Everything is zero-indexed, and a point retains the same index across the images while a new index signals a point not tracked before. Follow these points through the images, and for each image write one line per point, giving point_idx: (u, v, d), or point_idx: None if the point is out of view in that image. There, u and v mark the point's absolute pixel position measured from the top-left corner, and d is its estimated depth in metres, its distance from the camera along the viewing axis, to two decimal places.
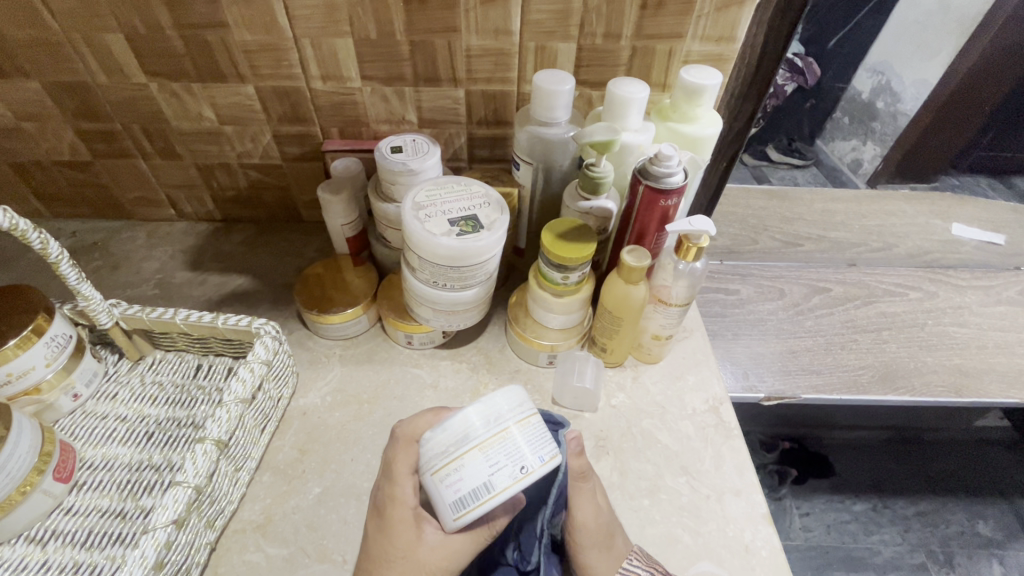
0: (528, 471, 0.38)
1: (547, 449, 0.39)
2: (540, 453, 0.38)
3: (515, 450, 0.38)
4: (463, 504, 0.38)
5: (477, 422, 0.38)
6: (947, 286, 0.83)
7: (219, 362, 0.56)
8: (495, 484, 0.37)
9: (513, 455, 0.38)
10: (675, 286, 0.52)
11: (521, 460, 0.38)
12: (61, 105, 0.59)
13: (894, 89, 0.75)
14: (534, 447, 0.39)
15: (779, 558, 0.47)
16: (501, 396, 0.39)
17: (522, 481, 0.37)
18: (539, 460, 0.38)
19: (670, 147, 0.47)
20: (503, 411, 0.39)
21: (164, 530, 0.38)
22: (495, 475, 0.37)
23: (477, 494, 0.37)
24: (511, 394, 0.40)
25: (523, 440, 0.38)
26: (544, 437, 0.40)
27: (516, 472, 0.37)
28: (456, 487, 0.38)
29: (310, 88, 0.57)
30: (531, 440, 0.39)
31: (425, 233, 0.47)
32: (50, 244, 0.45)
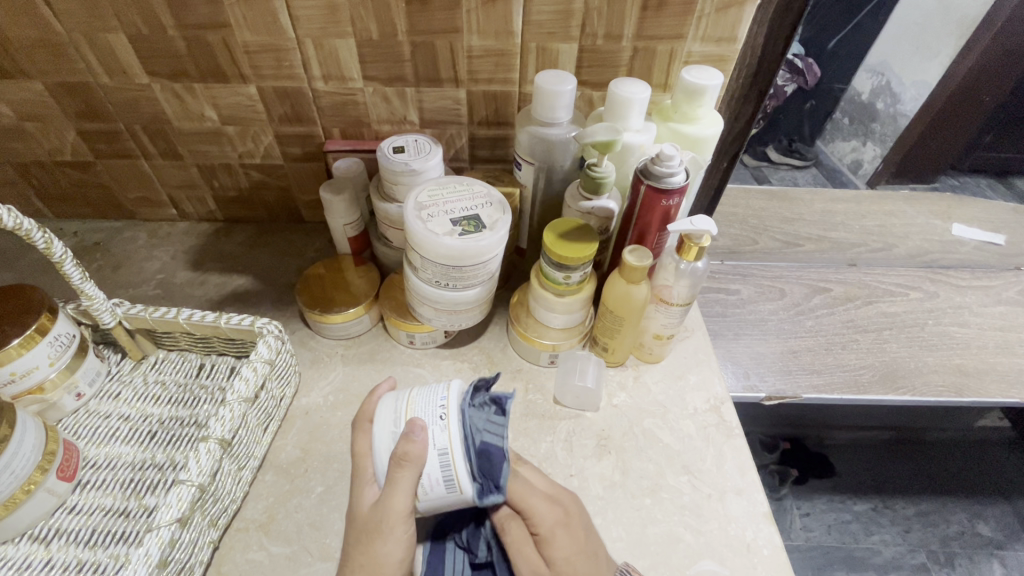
0: (445, 404, 0.41)
1: (443, 385, 0.43)
2: (437, 394, 0.42)
3: (425, 403, 0.42)
4: (450, 478, 0.40)
5: (381, 436, 0.41)
6: (947, 286, 0.83)
7: (222, 361, 0.56)
8: (440, 444, 0.40)
9: (425, 417, 0.41)
10: (676, 286, 0.52)
11: (434, 412, 0.41)
12: (64, 105, 0.59)
13: (895, 90, 0.75)
14: (431, 396, 0.42)
15: (781, 557, 0.47)
16: (381, 411, 0.43)
17: (449, 420, 0.40)
18: (444, 393, 0.42)
19: (672, 147, 0.47)
20: (391, 411, 0.42)
21: (168, 528, 0.38)
22: (432, 441, 0.40)
23: (443, 464, 0.39)
24: (385, 400, 0.44)
25: (421, 400, 0.42)
26: (433, 386, 0.44)
27: (440, 424, 0.40)
28: (431, 480, 0.39)
29: (312, 88, 0.57)
30: (425, 394, 0.42)
31: (427, 233, 0.47)
32: (54, 243, 0.45)
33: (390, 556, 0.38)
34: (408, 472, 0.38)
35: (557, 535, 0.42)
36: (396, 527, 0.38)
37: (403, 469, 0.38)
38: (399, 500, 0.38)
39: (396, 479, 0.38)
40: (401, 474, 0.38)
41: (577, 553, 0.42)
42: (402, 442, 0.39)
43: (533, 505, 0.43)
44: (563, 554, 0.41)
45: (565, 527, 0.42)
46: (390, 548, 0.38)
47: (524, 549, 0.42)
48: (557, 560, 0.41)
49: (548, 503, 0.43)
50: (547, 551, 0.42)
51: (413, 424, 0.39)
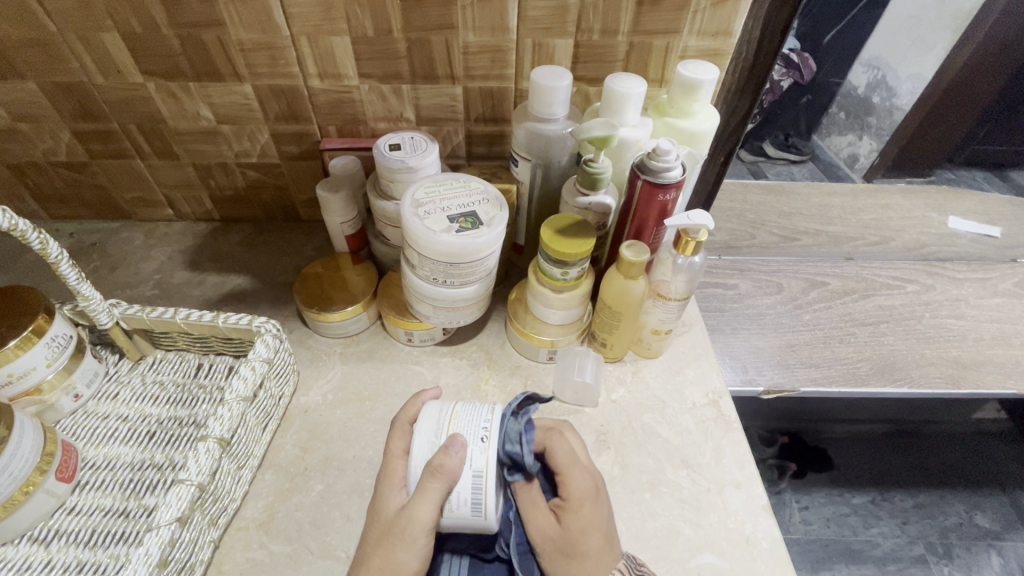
0: (488, 432, 0.42)
1: (488, 410, 0.43)
2: (482, 416, 0.43)
3: (468, 425, 0.42)
4: (478, 501, 0.40)
5: (422, 447, 0.42)
6: (943, 279, 0.83)
7: (220, 360, 0.56)
8: (477, 466, 0.40)
9: (466, 435, 0.41)
10: (674, 280, 0.52)
11: (476, 432, 0.41)
12: (58, 106, 0.59)
13: (890, 84, 0.75)
14: (476, 417, 0.43)
15: (780, 550, 0.47)
16: (423, 419, 0.43)
17: (490, 443, 0.41)
18: (488, 419, 0.43)
19: (668, 142, 0.47)
20: (434, 421, 0.43)
21: (168, 527, 0.38)
22: (469, 460, 0.40)
23: (476, 486, 0.40)
24: (429, 408, 0.45)
25: (465, 417, 0.43)
26: (477, 406, 0.44)
27: (480, 445, 0.41)
28: (459, 498, 0.40)
29: (308, 86, 0.57)
30: (469, 413, 0.43)
31: (425, 230, 0.47)
32: (50, 244, 0.45)
33: (405, 564, 0.38)
34: (440, 484, 0.39)
35: (584, 506, 0.42)
36: (417, 538, 0.38)
37: (435, 479, 0.39)
38: (424, 511, 0.38)
39: (427, 488, 0.39)
40: (433, 486, 0.38)
41: (594, 526, 0.41)
42: (439, 454, 0.39)
43: (569, 473, 0.43)
44: (579, 525, 0.41)
45: (593, 501, 0.42)
46: (406, 557, 0.38)
47: (537, 510, 0.43)
48: (571, 527, 0.41)
49: (586, 476, 0.43)
50: (565, 516, 0.42)
51: (453, 439, 0.40)
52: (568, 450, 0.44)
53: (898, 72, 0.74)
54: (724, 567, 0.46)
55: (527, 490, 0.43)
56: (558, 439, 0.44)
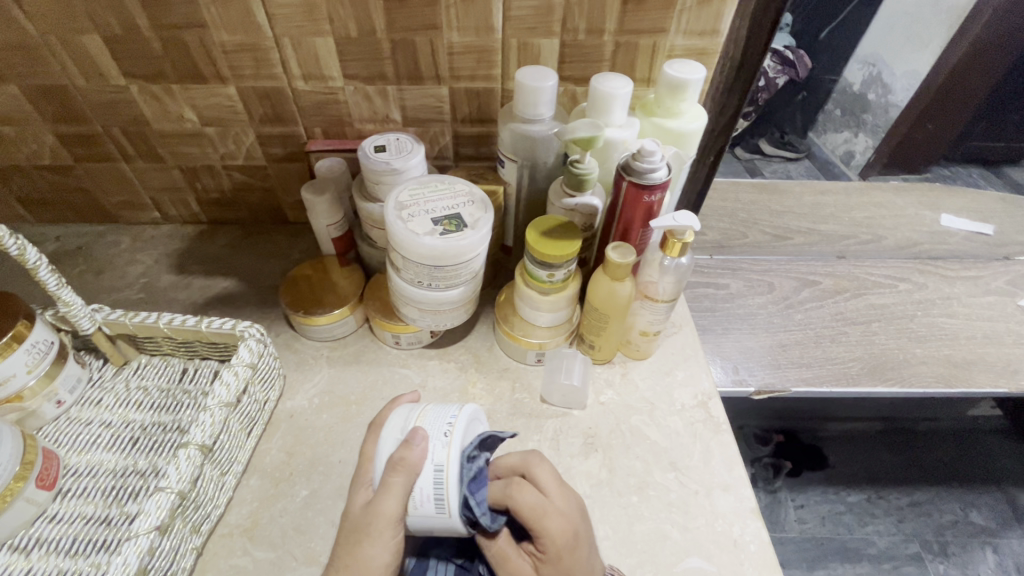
0: (452, 429, 0.41)
1: (454, 408, 0.43)
2: (448, 412, 0.43)
3: (432, 422, 0.42)
4: (440, 497, 0.39)
5: (387, 443, 0.41)
6: (936, 277, 0.83)
7: (205, 365, 0.56)
8: (438, 460, 0.39)
9: (430, 430, 0.41)
10: (662, 282, 0.52)
11: (440, 427, 0.41)
12: (40, 109, 0.59)
13: (885, 81, 0.75)
14: (442, 412, 0.43)
15: (767, 553, 0.47)
16: (390, 419, 0.43)
17: (452, 438, 0.40)
18: (452, 416, 0.42)
19: (653, 143, 0.46)
20: (402, 418, 0.43)
21: (147, 536, 0.38)
22: (429, 455, 0.40)
23: (437, 482, 0.39)
24: (400, 407, 0.45)
25: (432, 414, 0.42)
26: (446, 403, 0.44)
27: (442, 440, 0.40)
28: (421, 495, 0.39)
29: (292, 88, 0.57)
30: (437, 410, 0.43)
31: (407, 233, 0.47)
32: (28, 250, 0.45)
33: (375, 559, 0.37)
34: (400, 478, 0.38)
35: (563, 555, 0.39)
36: (383, 531, 0.38)
37: (397, 474, 0.38)
38: (388, 505, 0.38)
39: (388, 483, 0.38)
40: (394, 480, 0.38)
41: (574, 574, 0.39)
42: (401, 448, 0.39)
43: (542, 526, 0.39)
44: (559, 573, 0.39)
45: (573, 549, 0.39)
46: (375, 552, 0.37)
47: (513, 561, 0.41)
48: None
49: (561, 524, 0.39)
50: (542, 568, 0.40)
51: (414, 432, 0.40)
52: (536, 499, 0.40)
53: (893, 69, 0.74)
54: (712, 570, 0.46)
55: (499, 544, 0.41)
56: (523, 492, 0.40)
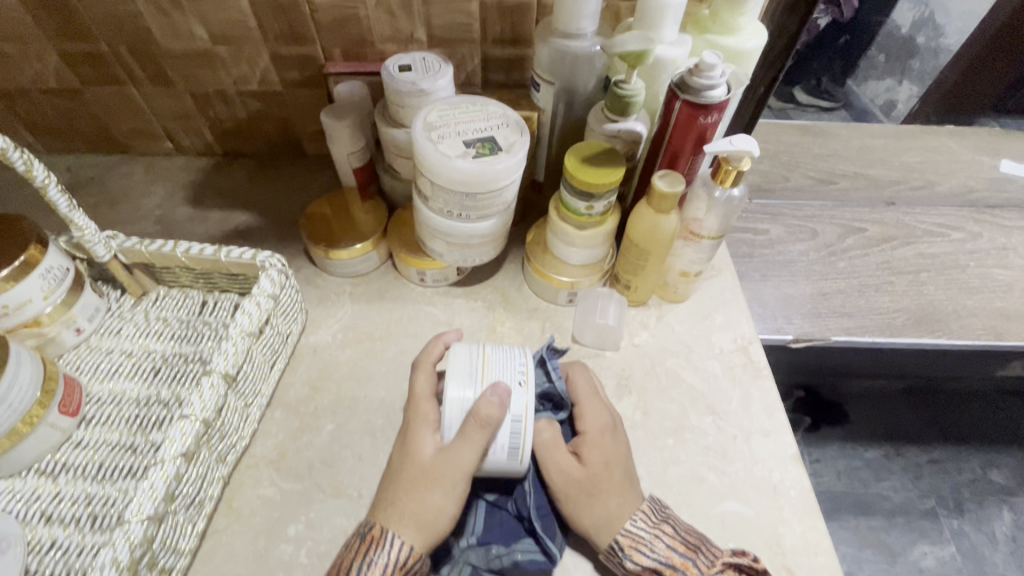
0: (527, 380, 0.40)
1: (520, 354, 0.42)
2: (515, 359, 0.41)
3: (504, 368, 0.40)
4: (515, 447, 0.39)
5: (456, 392, 0.39)
6: (991, 227, 0.77)
7: (225, 298, 0.54)
8: (517, 411, 0.39)
9: (505, 380, 0.39)
10: (708, 217, 0.48)
11: (514, 377, 0.40)
12: (40, 24, 0.55)
13: (939, 22, 0.67)
14: (510, 360, 0.41)
15: (808, 499, 0.45)
16: (453, 362, 0.41)
17: (530, 387, 0.39)
18: (522, 364, 0.41)
19: (714, 56, 0.41)
20: (466, 364, 0.40)
21: (172, 462, 0.37)
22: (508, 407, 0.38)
23: (515, 432, 0.38)
24: (457, 349, 0.42)
25: (499, 360, 0.41)
26: (507, 349, 0.42)
27: (520, 391, 0.39)
28: (496, 444, 0.38)
29: (309, 0, 0.52)
30: (503, 356, 0.41)
31: (439, 155, 0.43)
32: (36, 167, 0.42)
33: (444, 510, 0.37)
34: (483, 434, 0.37)
35: (604, 438, 0.42)
36: (458, 483, 0.37)
37: (481, 429, 0.37)
38: (466, 458, 0.37)
39: (470, 437, 0.37)
40: (478, 435, 0.37)
41: (616, 460, 0.42)
42: (481, 401, 0.37)
43: (588, 405, 0.44)
44: (602, 459, 0.41)
45: (612, 434, 0.43)
46: (446, 502, 0.37)
47: (558, 453, 0.41)
48: (594, 462, 0.41)
49: (603, 409, 0.44)
50: (586, 453, 0.41)
51: (495, 386, 0.38)
52: (588, 381, 0.46)
53: (949, 9, 0.66)
54: (750, 515, 0.45)
55: (549, 432, 0.42)
56: (581, 371, 0.46)
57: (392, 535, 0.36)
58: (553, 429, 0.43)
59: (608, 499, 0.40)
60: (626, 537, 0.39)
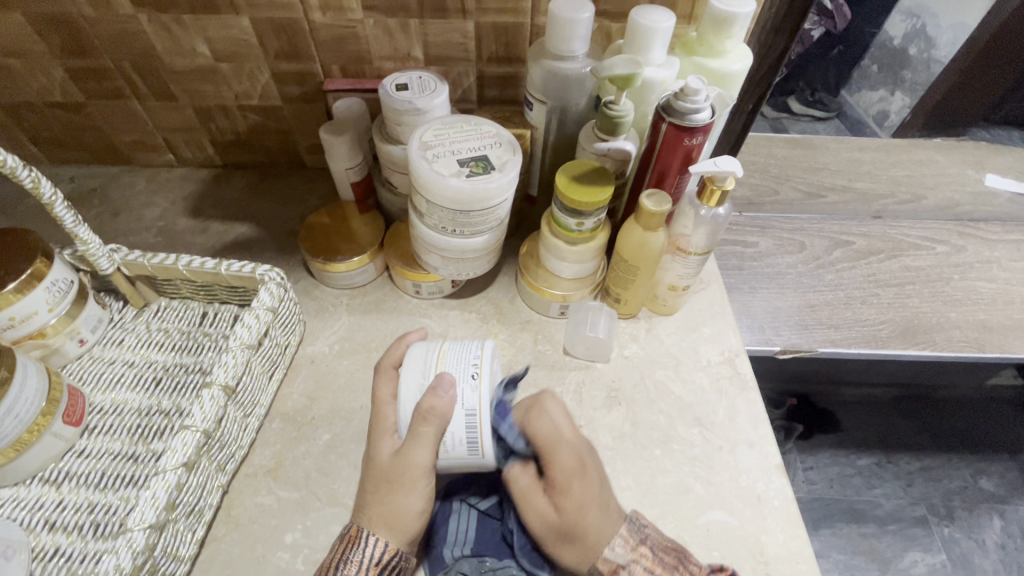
0: (479, 371, 0.41)
1: (478, 346, 0.43)
2: (471, 353, 0.42)
3: (460, 361, 0.41)
4: (473, 440, 0.39)
5: (408, 385, 0.41)
6: (976, 240, 0.79)
7: (225, 309, 0.55)
8: (468, 405, 0.39)
9: (456, 373, 0.41)
10: (695, 234, 0.50)
11: (466, 369, 0.41)
12: (48, 40, 0.56)
13: (929, 33, 0.70)
14: (465, 354, 0.42)
15: (791, 508, 0.47)
16: (409, 359, 0.42)
17: (481, 379, 0.40)
18: (479, 356, 0.42)
19: (699, 80, 0.43)
20: (421, 361, 0.42)
21: (174, 472, 0.38)
22: (459, 399, 0.39)
23: (468, 425, 0.39)
24: (414, 350, 0.43)
25: (454, 354, 0.42)
26: (466, 343, 0.43)
27: (471, 382, 0.40)
28: (454, 439, 0.39)
29: (309, 20, 0.53)
30: (458, 351, 0.42)
31: (433, 174, 0.44)
32: (43, 183, 0.43)
33: (411, 506, 0.39)
34: (431, 428, 0.38)
35: (573, 484, 0.39)
36: (418, 480, 0.39)
37: (428, 423, 0.38)
38: (420, 454, 0.38)
39: (420, 433, 0.38)
40: (426, 430, 0.38)
41: (591, 504, 0.39)
42: (428, 396, 0.39)
43: (555, 449, 0.40)
44: (575, 505, 0.39)
45: (581, 477, 0.40)
46: (411, 500, 0.39)
47: (534, 500, 0.41)
48: (568, 508, 0.39)
49: (571, 451, 0.40)
50: (560, 500, 0.39)
51: (441, 379, 0.39)
52: (554, 427, 0.40)
53: (940, 20, 0.69)
54: (734, 524, 0.46)
55: (524, 477, 0.41)
56: (544, 419, 0.40)
57: (366, 535, 0.38)
58: (528, 473, 0.42)
59: (588, 538, 0.39)
60: (606, 564, 0.39)
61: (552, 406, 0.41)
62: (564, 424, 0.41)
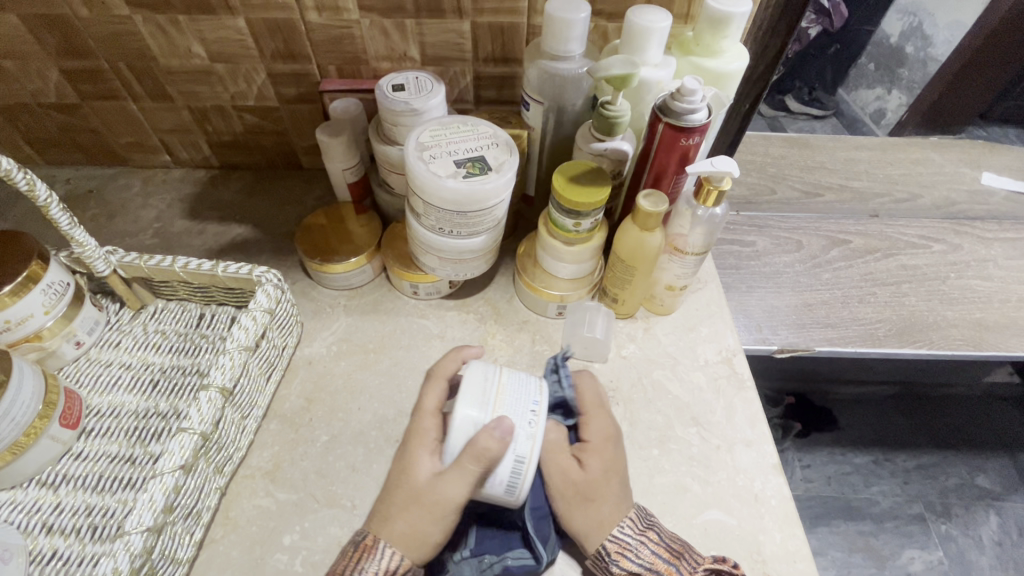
0: (535, 420, 0.39)
1: (535, 391, 0.41)
2: (529, 397, 0.40)
3: (513, 405, 0.39)
4: (513, 485, 0.38)
5: (466, 420, 0.39)
6: (972, 238, 0.79)
7: (222, 311, 0.55)
8: (520, 452, 0.38)
9: (514, 417, 0.39)
10: (692, 234, 0.50)
11: (524, 414, 0.39)
12: (42, 42, 0.56)
13: (926, 32, 0.71)
14: (523, 396, 0.40)
15: (788, 508, 0.47)
16: (467, 381, 0.41)
17: (537, 430, 0.38)
18: (534, 403, 0.40)
19: (694, 81, 0.43)
20: (478, 390, 0.40)
21: (171, 475, 0.38)
22: (513, 446, 0.38)
23: (515, 471, 0.38)
24: (471, 371, 0.41)
25: (511, 394, 0.40)
26: (523, 382, 0.42)
27: (526, 432, 0.38)
28: (495, 479, 0.38)
29: (305, 20, 0.53)
30: (516, 389, 0.41)
31: (430, 175, 0.44)
32: (37, 186, 0.43)
33: (431, 535, 0.38)
34: (479, 467, 0.37)
35: (606, 447, 0.44)
36: (446, 514, 0.38)
37: (477, 463, 0.37)
38: (457, 487, 0.37)
39: (464, 469, 0.37)
40: (473, 467, 0.37)
41: (614, 468, 0.43)
42: (483, 436, 0.37)
43: (593, 416, 0.45)
44: (601, 467, 0.43)
45: (613, 442, 0.44)
46: (433, 529, 0.38)
47: (558, 456, 0.43)
48: (593, 470, 0.42)
49: (608, 420, 0.45)
50: (586, 459, 0.43)
51: (500, 421, 0.37)
52: (595, 394, 0.47)
53: (937, 18, 0.70)
54: (732, 523, 0.46)
55: (555, 432, 0.45)
56: (588, 382, 0.48)
57: (383, 546, 0.38)
58: (558, 433, 0.45)
59: (604, 504, 0.41)
60: (613, 544, 0.40)
61: (592, 382, 0.48)
62: (603, 397, 0.48)
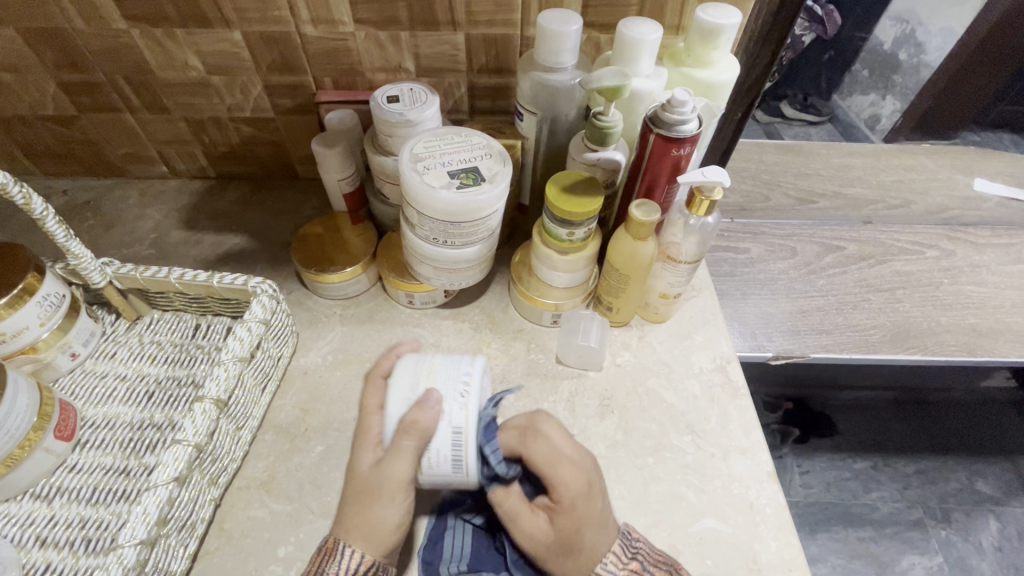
0: (468, 389, 0.41)
1: (468, 364, 0.43)
2: (461, 370, 0.43)
3: (449, 381, 0.42)
4: (457, 457, 0.40)
5: (396, 401, 0.41)
6: (965, 244, 0.80)
7: (218, 321, 0.55)
8: (456, 423, 0.40)
9: (446, 391, 0.41)
10: (685, 242, 0.50)
11: (456, 388, 0.41)
12: (41, 55, 0.56)
13: (918, 39, 0.72)
14: (454, 370, 0.43)
15: (783, 516, 0.47)
16: (399, 374, 0.43)
17: (470, 399, 0.41)
18: (467, 372, 0.43)
19: (685, 92, 0.43)
20: (410, 377, 0.42)
21: (165, 487, 0.38)
22: (446, 417, 0.40)
23: (455, 442, 0.40)
24: (404, 362, 0.44)
25: (444, 371, 0.42)
26: (455, 359, 0.44)
27: (459, 402, 0.41)
28: (438, 457, 0.40)
29: (300, 33, 0.54)
30: (448, 367, 0.43)
31: (423, 187, 0.45)
32: (34, 199, 0.43)
33: (388, 520, 0.38)
34: (413, 441, 0.39)
35: (577, 506, 0.39)
36: (396, 493, 0.38)
37: (410, 437, 0.39)
38: (400, 468, 0.38)
39: (401, 447, 0.39)
40: (408, 443, 0.39)
41: (590, 523, 0.39)
42: (413, 410, 0.40)
43: (553, 473, 0.40)
44: (573, 525, 0.39)
45: (586, 500, 0.39)
46: (386, 513, 0.38)
47: (524, 518, 0.40)
48: (566, 527, 0.39)
49: (575, 471, 0.40)
50: (557, 518, 0.39)
51: (428, 394, 0.41)
52: (550, 448, 0.41)
53: (927, 26, 0.70)
54: (727, 532, 0.46)
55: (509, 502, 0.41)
56: (539, 442, 0.41)
57: (343, 546, 0.38)
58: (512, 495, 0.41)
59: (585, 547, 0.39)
60: None
61: (548, 428, 0.42)
62: (564, 444, 0.41)
